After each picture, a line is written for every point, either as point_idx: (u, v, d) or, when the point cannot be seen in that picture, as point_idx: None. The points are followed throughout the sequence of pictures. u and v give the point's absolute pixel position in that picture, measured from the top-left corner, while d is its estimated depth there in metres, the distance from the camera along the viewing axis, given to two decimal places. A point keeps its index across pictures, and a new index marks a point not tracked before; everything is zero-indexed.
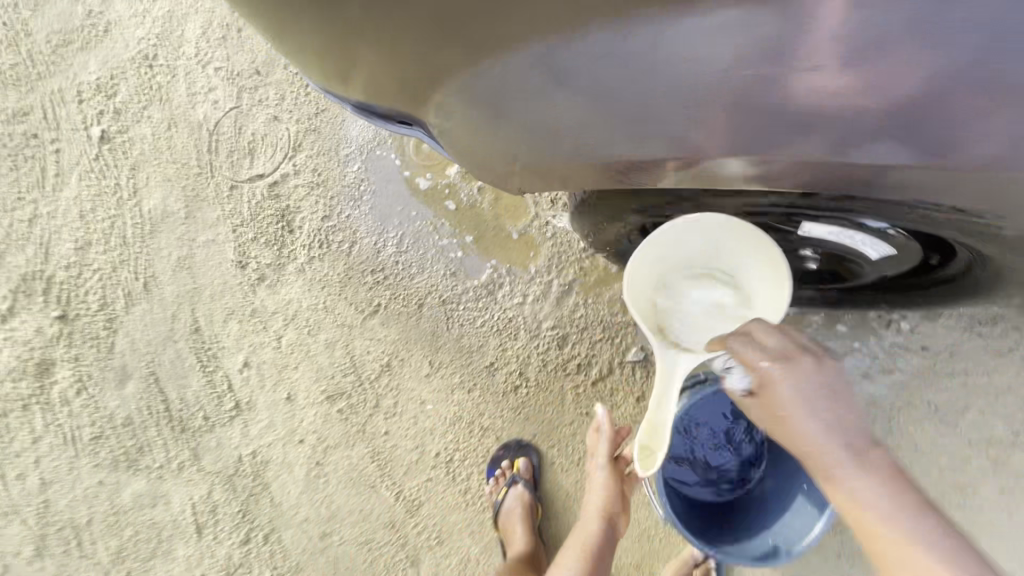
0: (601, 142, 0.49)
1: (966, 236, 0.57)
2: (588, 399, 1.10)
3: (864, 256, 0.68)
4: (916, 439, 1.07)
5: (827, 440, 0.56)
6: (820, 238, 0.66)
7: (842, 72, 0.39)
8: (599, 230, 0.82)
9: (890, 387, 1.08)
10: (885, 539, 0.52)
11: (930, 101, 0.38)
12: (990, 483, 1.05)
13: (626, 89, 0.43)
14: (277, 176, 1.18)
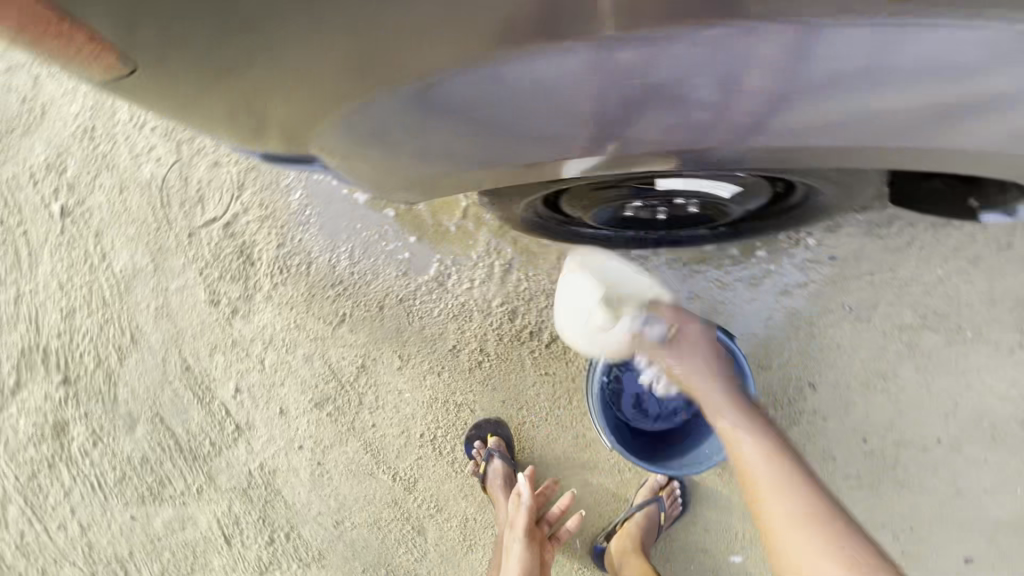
0: (477, 148, 0.61)
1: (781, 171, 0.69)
2: (545, 361, 1.22)
3: (722, 195, 0.80)
4: (838, 340, 1.20)
5: (721, 393, 0.82)
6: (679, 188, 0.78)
7: (643, 86, 0.48)
8: (509, 215, 0.93)
9: (809, 298, 1.20)
10: (752, 463, 0.74)
11: (724, 91, 0.49)
12: (906, 365, 1.19)
13: (494, 117, 0.54)
14: (228, 215, 1.27)
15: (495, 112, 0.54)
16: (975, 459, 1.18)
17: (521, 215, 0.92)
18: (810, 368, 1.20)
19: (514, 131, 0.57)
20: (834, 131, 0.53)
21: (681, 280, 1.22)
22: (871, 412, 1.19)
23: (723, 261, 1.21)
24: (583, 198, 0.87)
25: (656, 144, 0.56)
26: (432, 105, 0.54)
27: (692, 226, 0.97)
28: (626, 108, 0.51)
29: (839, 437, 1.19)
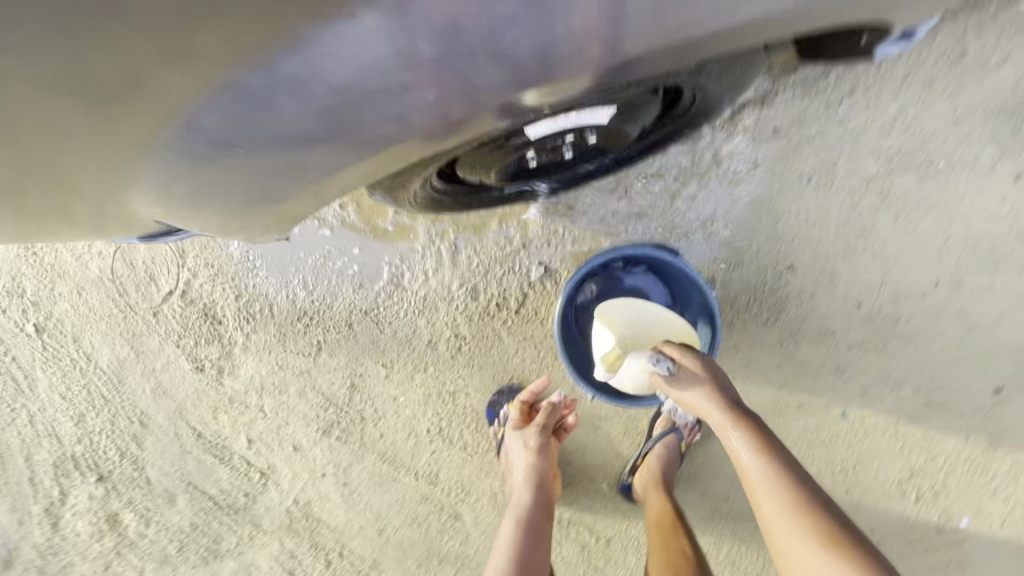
0: (298, 171, 0.55)
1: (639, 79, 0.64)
2: (520, 327, 1.22)
3: (603, 120, 0.76)
4: (807, 214, 1.13)
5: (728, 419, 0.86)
6: (555, 129, 0.74)
7: (424, 56, 0.44)
8: (414, 202, 0.89)
9: (766, 180, 1.12)
10: (760, 496, 0.80)
11: (511, 21, 0.43)
12: (884, 216, 1.12)
13: (293, 130, 0.49)
14: (181, 285, 1.29)
15: (294, 120, 0.48)
16: (982, 288, 1.11)
17: (424, 197, 0.88)
18: (785, 251, 1.14)
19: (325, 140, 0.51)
20: (651, 27, 0.47)
21: (626, 207, 1.16)
22: (860, 276, 1.13)
23: (663, 173, 1.13)
24: (475, 162, 0.82)
25: (473, 108, 0.51)
26: (217, 142, 0.49)
27: (605, 153, 0.95)
28: (428, 76, 0.46)
29: (834, 311, 1.14)
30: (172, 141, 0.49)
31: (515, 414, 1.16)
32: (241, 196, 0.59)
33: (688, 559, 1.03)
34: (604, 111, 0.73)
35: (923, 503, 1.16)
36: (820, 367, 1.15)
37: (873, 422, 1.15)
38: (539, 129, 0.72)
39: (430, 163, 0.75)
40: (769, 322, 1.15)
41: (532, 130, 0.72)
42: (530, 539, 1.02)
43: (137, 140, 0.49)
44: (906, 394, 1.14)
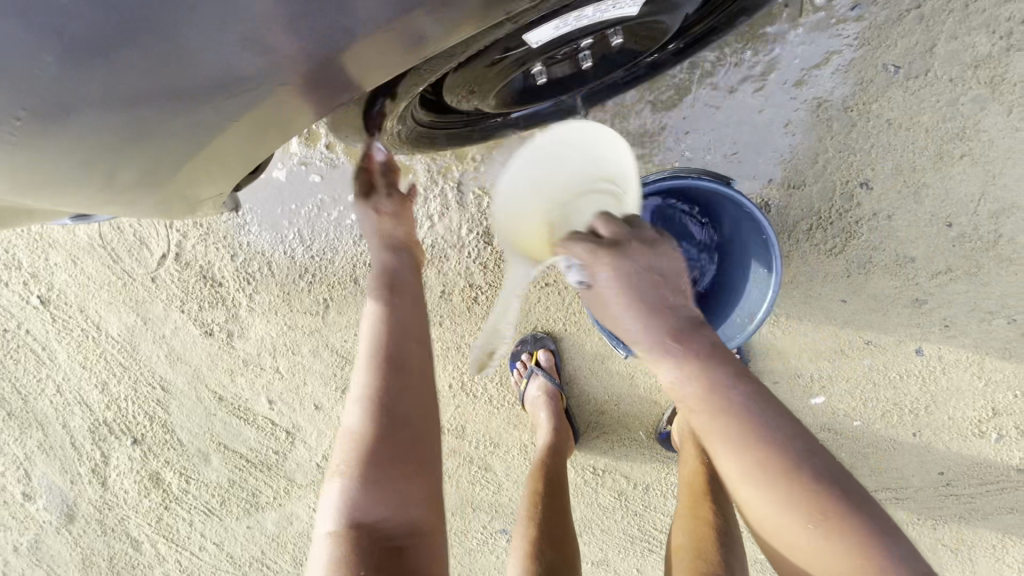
0: (249, 99, 0.48)
1: None
2: (541, 272, 1.08)
3: (630, 15, 0.57)
4: (889, 115, 0.91)
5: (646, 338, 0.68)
6: (566, 34, 0.56)
7: None
8: (400, 141, 0.73)
9: (838, 75, 0.90)
10: (690, 403, 0.64)
11: None
12: (993, 110, 0.89)
13: (238, 48, 0.43)
14: (173, 247, 1.20)
15: (235, 34, 0.42)
16: None
17: (410, 131, 0.72)
18: (858, 164, 0.94)
19: (270, 54, 0.44)
20: None
21: (661, 122, 0.96)
22: (953, 188, 0.93)
23: (706, 77, 0.92)
24: (466, 83, 0.64)
25: None
26: (133, 90, 0.44)
27: (633, 58, 0.74)
28: None
29: (916, 232, 0.95)
30: (81, 91, 0.43)
31: (360, 179, 0.82)
32: (174, 144, 0.51)
33: (715, 532, 0.84)
34: (631, 4, 0.54)
35: (1004, 444, 1.03)
36: (894, 300, 0.99)
37: (953, 358, 1.00)
38: (542, 35, 0.54)
39: (407, 85, 0.58)
40: (833, 251, 0.98)
41: (532, 37, 0.54)
42: (386, 376, 0.72)
43: (49, 97, 0.43)
44: (998, 325, 0.98)
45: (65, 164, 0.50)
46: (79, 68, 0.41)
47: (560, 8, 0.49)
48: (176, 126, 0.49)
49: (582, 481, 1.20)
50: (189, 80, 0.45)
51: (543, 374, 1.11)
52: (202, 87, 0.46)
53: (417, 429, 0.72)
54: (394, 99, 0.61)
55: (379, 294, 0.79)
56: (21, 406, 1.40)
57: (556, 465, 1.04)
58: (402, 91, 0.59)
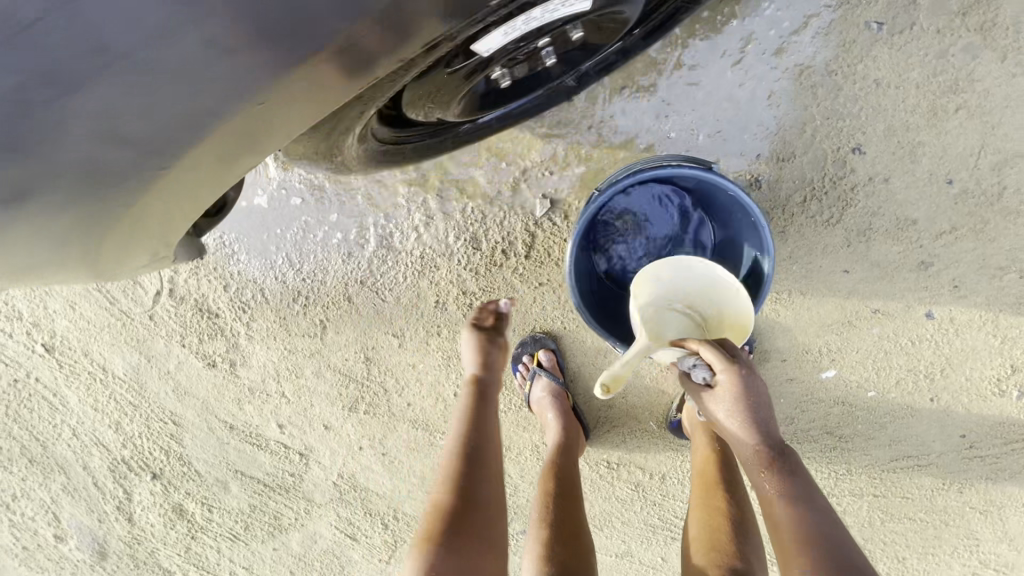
0: (194, 141, 0.47)
1: None
2: (533, 272, 1.06)
3: (584, 11, 0.55)
4: (877, 75, 0.87)
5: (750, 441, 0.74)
6: (518, 38, 0.54)
7: None
8: (368, 160, 0.71)
9: (819, 39, 0.87)
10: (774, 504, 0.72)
11: None
12: (985, 58, 0.85)
13: (168, 86, 0.42)
14: (166, 284, 1.20)
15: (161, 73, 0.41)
16: None
17: (374, 150, 0.69)
18: (849, 128, 0.90)
19: (203, 87, 0.43)
20: None
21: (640, 107, 0.93)
22: (950, 144, 0.89)
23: (681, 56, 0.89)
24: (424, 97, 0.62)
25: None
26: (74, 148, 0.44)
27: (598, 51, 0.72)
28: None
29: (915, 192, 0.91)
30: (39, 166, 0.44)
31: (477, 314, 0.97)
32: (139, 207, 0.51)
33: (729, 520, 0.83)
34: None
35: None
36: (898, 264, 0.95)
37: (966, 318, 0.97)
38: (492, 42, 0.52)
39: (360, 105, 0.55)
40: (831, 220, 0.94)
41: (481, 45, 0.52)
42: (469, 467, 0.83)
43: (10, 176, 0.43)
44: (1010, 280, 0.94)
45: (44, 245, 0.51)
46: (13, 125, 0.41)
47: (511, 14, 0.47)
48: (130, 183, 0.48)
49: (597, 476, 1.19)
50: (127, 129, 0.44)
51: (546, 374, 1.09)
52: (157, 144, 0.46)
53: (489, 519, 0.79)
54: (353, 121, 0.59)
55: (473, 403, 0.91)
56: (41, 452, 1.42)
57: (568, 464, 1.03)
58: (360, 110, 0.56)
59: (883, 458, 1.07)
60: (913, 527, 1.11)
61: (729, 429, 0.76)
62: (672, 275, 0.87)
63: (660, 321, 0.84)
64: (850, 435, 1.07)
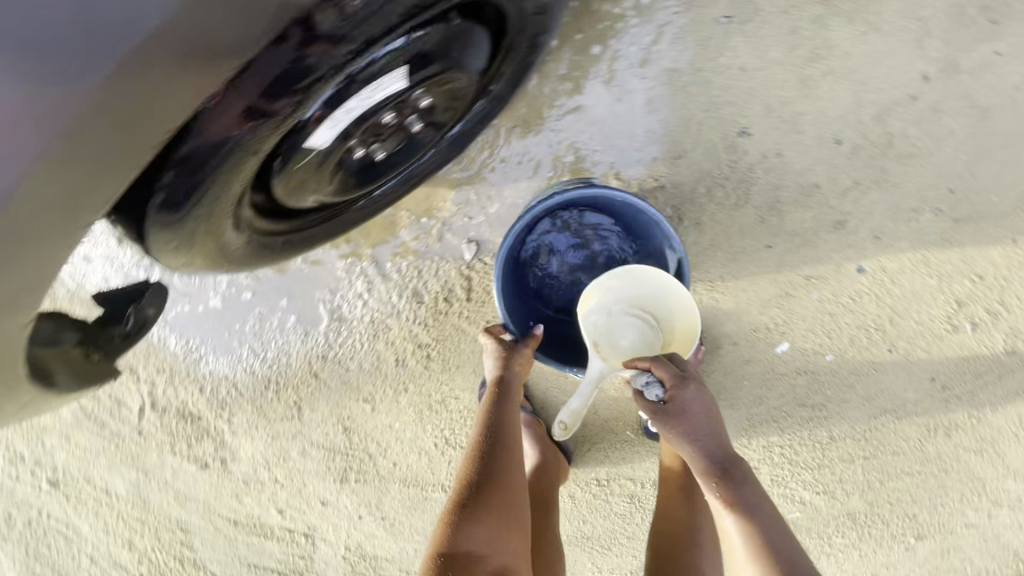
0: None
1: (390, 28, 0.52)
2: (478, 312, 1.10)
3: (405, 87, 0.63)
4: (739, 61, 0.92)
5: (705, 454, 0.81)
6: (351, 121, 0.62)
7: None
8: (270, 255, 0.75)
9: (677, 42, 0.92)
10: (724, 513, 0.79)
11: None
12: (834, 24, 0.89)
13: None
14: (147, 399, 1.26)
15: None
16: (986, 60, 0.88)
17: (271, 248, 0.73)
18: (729, 116, 0.94)
19: None
20: None
21: (533, 140, 0.99)
22: (828, 107, 0.92)
23: (557, 87, 0.96)
24: (296, 187, 0.68)
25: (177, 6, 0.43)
26: None
27: (460, 111, 0.80)
28: None
29: (811, 159, 0.95)
30: None
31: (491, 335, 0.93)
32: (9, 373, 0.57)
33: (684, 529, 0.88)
34: (393, 78, 0.61)
35: (983, 331, 0.99)
36: (815, 229, 0.98)
37: (898, 266, 0.98)
38: (326, 131, 0.60)
39: (216, 199, 0.57)
40: (739, 202, 0.97)
41: (315, 136, 0.60)
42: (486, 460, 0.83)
43: None
44: (928, 220, 0.95)
45: None
46: None
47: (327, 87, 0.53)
48: None
49: (591, 496, 1.19)
50: None
51: None
52: None
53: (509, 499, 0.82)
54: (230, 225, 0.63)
55: (493, 403, 0.88)
56: None
57: (544, 488, 1.04)
58: (230, 214, 0.61)
59: (863, 418, 1.07)
60: (914, 481, 1.09)
61: (688, 444, 0.82)
62: (621, 284, 0.93)
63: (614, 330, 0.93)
64: (822, 403, 1.07)
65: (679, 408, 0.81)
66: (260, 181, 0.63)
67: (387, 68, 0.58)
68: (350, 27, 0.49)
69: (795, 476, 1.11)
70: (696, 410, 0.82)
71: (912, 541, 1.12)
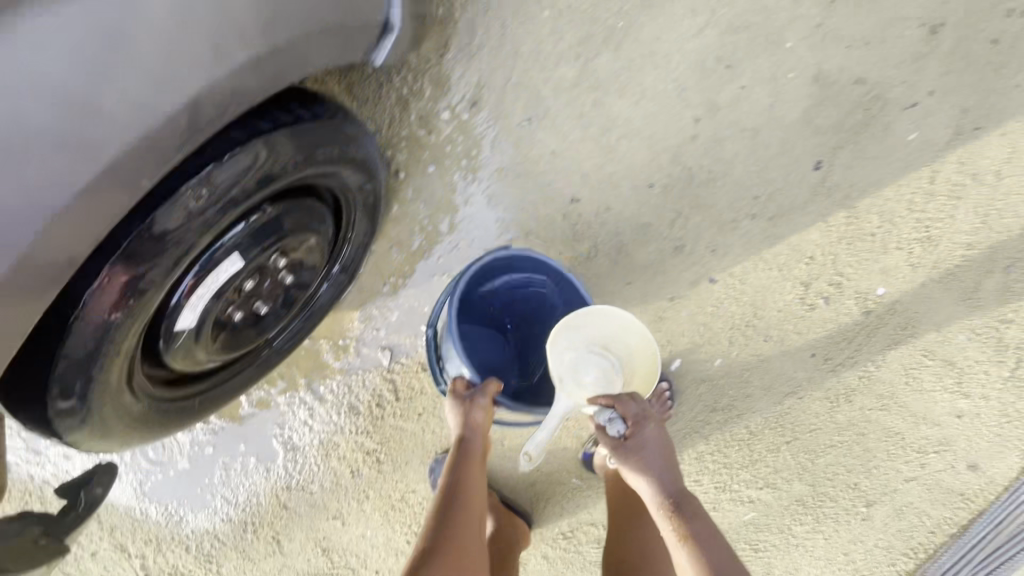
0: None
1: (199, 241, 0.68)
2: (409, 408, 1.23)
3: (245, 266, 0.79)
4: (550, 149, 1.12)
5: (661, 486, 0.89)
6: (210, 303, 0.79)
7: None
8: (183, 413, 0.91)
9: (496, 147, 1.13)
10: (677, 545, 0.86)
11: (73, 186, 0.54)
12: (611, 101, 1.10)
13: None
14: (140, 572, 1.34)
15: None
16: (737, 95, 1.08)
17: (183, 407, 0.90)
18: (557, 191, 1.13)
19: None
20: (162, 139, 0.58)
21: (410, 253, 1.17)
22: (631, 162, 1.11)
23: (414, 207, 1.15)
24: (188, 359, 0.85)
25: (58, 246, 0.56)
26: None
27: (324, 258, 0.96)
28: None
29: (633, 207, 1.12)
30: None
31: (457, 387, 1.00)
32: None
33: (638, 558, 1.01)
34: (231, 265, 0.77)
35: (835, 302, 1.11)
36: (660, 258, 1.13)
37: (740, 268, 1.12)
38: (187, 317, 0.77)
39: (106, 369, 0.69)
40: (591, 255, 1.14)
41: (179, 322, 0.77)
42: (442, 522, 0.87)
43: None
44: (747, 226, 1.11)
45: None
46: None
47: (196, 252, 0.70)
48: None
49: (562, 551, 1.24)
50: None
51: None
52: None
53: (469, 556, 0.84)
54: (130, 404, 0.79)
55: (453, 467, 0.94)
56: None
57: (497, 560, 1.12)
58: (125, 399, 0.77)
59: (771, 408, 1.15)
60: (840, 452, 1.15)
61: (646, 476, 0.90)
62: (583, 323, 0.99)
63: (579, 367, 0.96)
64: (730, 403, 1.16)
65: (639, 444, 0.91)
66: (151, 357, 0.80)
67: (217, 260, 0.75)
68: (167, 258, 0.65)
69: (734, 478, 1.18)
70: (653, 445, 0.91)
71: (865, 511, 1.16)
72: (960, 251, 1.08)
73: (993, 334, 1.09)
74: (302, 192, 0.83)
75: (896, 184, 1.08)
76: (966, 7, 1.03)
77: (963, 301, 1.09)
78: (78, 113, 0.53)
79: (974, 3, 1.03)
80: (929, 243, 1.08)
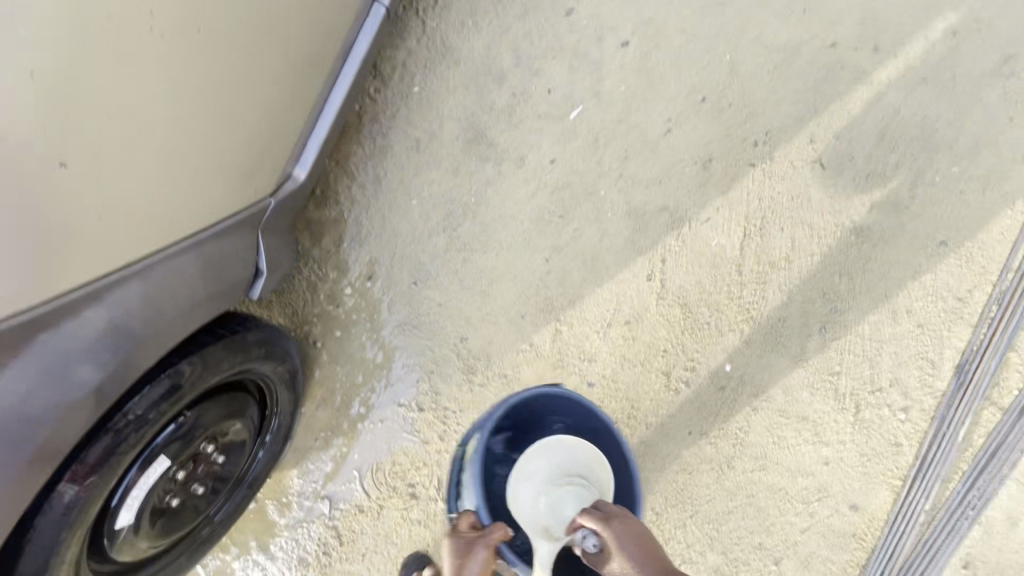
0: None
1: (123, 460, 0.86)
2: (353, 547, 1.35)
3: (172, 463, 0.98)
4: (436, 301, 1.37)
5: None
6: (144, 500, 0.96)
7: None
8: None
9: (394, 308, 1.37)
10: None
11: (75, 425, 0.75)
12: (478, 257, 1.38)
13: None
14: None
15: None
16: (572, 235, 1.37)
17: None
18: (449, 334, 1.36)
19: None
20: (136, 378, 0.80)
21: (334, 407, 1.36)
22: (503, 300, 1.36)
23: (334, 368, 1.37)
24: (132, 547, 1.01)
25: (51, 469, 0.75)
26: None
27: (251, 432, 1.14)
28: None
29: (511, 336, 1.36)
30: None
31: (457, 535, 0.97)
32: None
33: None
34: (157, 467, 0.95)
35: (694, 383, 1.31)
36: (543, 373, 1.34)
37: (610, 369, 1.34)
38: (123, 516, 0.95)
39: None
40: (486, 381, 1.36)
41: (118, 522, 0.94)
42: None
43: None
44: (607, 333, 1.34)
45: None
46: None
47: (132, 458, 0.89)
48: None
49: None
50: None
51: None
52: None
53: None
54: None
55: None
56: None
57: None
58: None
59: (668, 486, 1.30)
60: (736, 515, 1.29)
61: None
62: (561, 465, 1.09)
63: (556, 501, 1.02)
64: None
65: None
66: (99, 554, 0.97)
67: (146, 465, 0.93)
68: (95, 480, 0.83)
69: None
70: None
71: (777, 567, 1.30)
72: (779, 322, 1.31)
73: (828, 386, 1.29)
74: (225, 389, 1.04)
75: (713, 280, 1.34)
76: (723, 145, 1.36)
77: (795, 363, 1.30)
78: (85, 376, 0.74)
79: (728, 141, 1.36)
80: (752, 321, 1.32)
